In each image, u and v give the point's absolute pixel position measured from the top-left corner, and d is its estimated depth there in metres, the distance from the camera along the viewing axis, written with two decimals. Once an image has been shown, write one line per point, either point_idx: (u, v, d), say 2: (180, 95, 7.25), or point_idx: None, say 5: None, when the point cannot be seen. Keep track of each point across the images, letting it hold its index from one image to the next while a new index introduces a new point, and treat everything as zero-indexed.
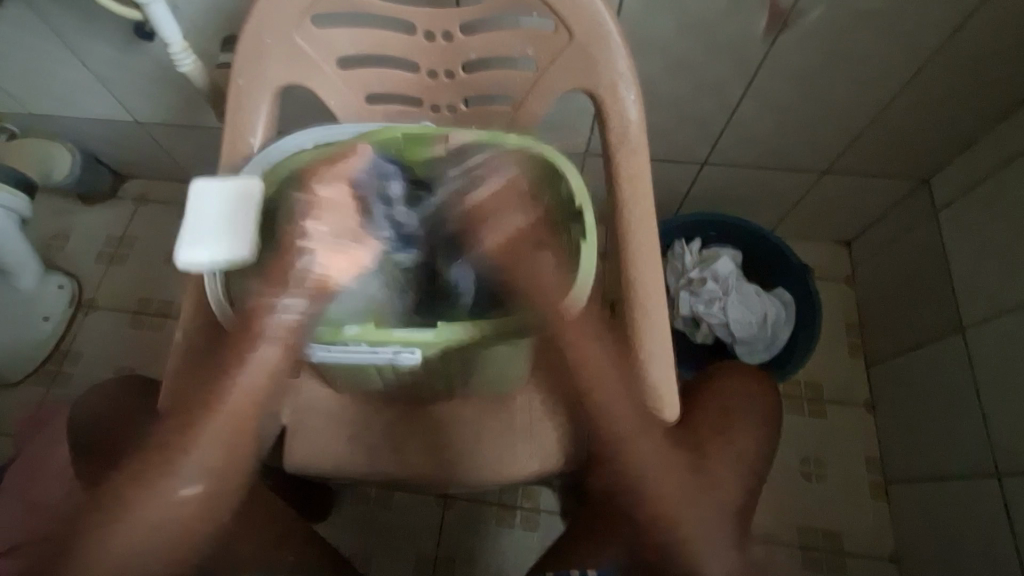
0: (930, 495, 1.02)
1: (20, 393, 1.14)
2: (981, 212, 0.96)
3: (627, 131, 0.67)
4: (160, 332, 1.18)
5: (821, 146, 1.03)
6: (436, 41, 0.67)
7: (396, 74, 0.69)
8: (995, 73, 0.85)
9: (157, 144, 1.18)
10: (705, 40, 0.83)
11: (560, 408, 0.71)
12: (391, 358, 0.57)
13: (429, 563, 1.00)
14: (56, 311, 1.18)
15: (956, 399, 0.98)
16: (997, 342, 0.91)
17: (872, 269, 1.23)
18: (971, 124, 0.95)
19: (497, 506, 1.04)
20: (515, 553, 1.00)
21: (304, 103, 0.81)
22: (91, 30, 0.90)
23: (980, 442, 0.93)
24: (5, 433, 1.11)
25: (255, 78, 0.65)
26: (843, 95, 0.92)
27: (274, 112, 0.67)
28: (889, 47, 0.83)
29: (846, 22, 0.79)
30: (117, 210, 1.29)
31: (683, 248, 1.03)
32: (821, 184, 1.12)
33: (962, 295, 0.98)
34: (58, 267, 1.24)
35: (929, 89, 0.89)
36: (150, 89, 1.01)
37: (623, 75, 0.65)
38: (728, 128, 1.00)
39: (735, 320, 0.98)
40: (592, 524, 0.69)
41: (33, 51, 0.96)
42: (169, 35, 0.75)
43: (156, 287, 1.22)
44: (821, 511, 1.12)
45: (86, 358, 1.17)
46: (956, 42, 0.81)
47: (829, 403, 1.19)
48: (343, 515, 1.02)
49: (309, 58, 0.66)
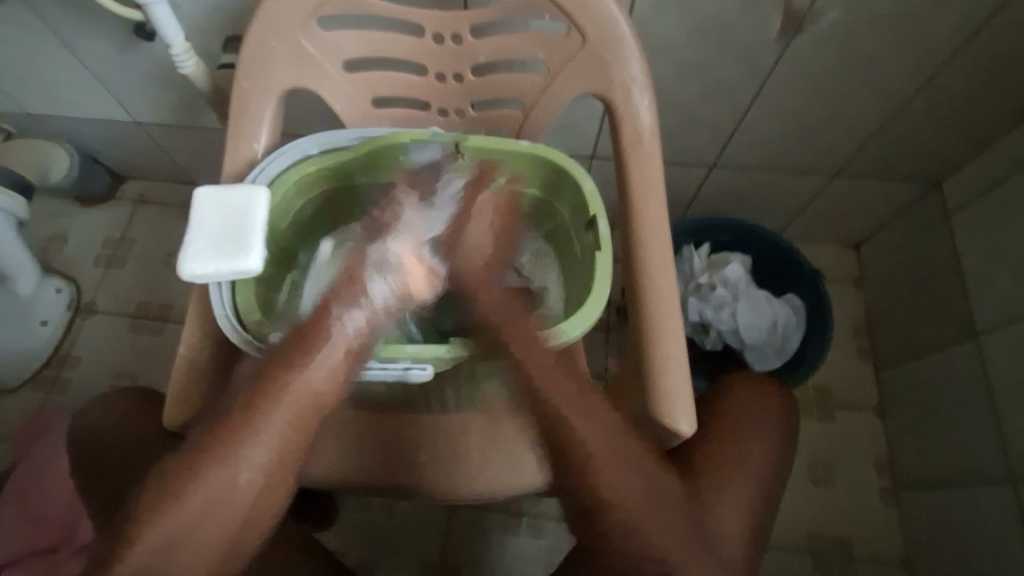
0: (942, 503, 1.01)
1: (19, 398, 1.12)
2: (996, 216, 0.94)
3: (640, 136, 0.65)
4: (161, 337, 1.17)
5: (834, 149, 1.01)
6: (444, 44, 0.65)
7: (403, 78, 0.67)
8: (1013, 76, 0.83)
9: (156, 144, 1.16)
10: (717, 42, 0.81)
11: None
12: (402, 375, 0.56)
13: (436, 570, 0.99)
14: (55, 316, 1.16)
15: (968, 404, 0.97)
16: (1011, 347, 0.90)
17: (881, 272, 1.22)
18: (984, 129, 0.93)
19: (504, 513, 1.02)
20: (521, 561, 0.99)
21: (308, 105, 0.79)
22: (89, 30, 0.88)
23: (992, 449, 0.92)
24: (4, 439, 1.09)
25: (259, 81, 0.63)
26: (855, 98, 0.90)
27: (278, 116, 0.65)
28: (904, 50, 0.81)
29: (861, 25, 0.78)
30: (116, 211, 1.28)
31: (693, 252, 1.02)
32: (832, 187, 1.11)
33: (975, 299, 0.97)
34: (56, 270, 1.22)
35: (945, 91, 0.88)
36: (151, 89, 0.99)
37: (637, 78, 0.64)
38: (738, 131, 0.98)
39: (745, 326, 0.96)
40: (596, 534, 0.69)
41: (29, 50, 0.94)
42: (170, 36, 0.73)
43: (157, 290, 1.21)
44: (831, 517, 1.11)
45: (86, 362, 1.15)
46: (974, 45, 0.80)
47: (837, 407, 1.18)
48: (347, 522, 1.01)
49: (314, 60, 0.64)
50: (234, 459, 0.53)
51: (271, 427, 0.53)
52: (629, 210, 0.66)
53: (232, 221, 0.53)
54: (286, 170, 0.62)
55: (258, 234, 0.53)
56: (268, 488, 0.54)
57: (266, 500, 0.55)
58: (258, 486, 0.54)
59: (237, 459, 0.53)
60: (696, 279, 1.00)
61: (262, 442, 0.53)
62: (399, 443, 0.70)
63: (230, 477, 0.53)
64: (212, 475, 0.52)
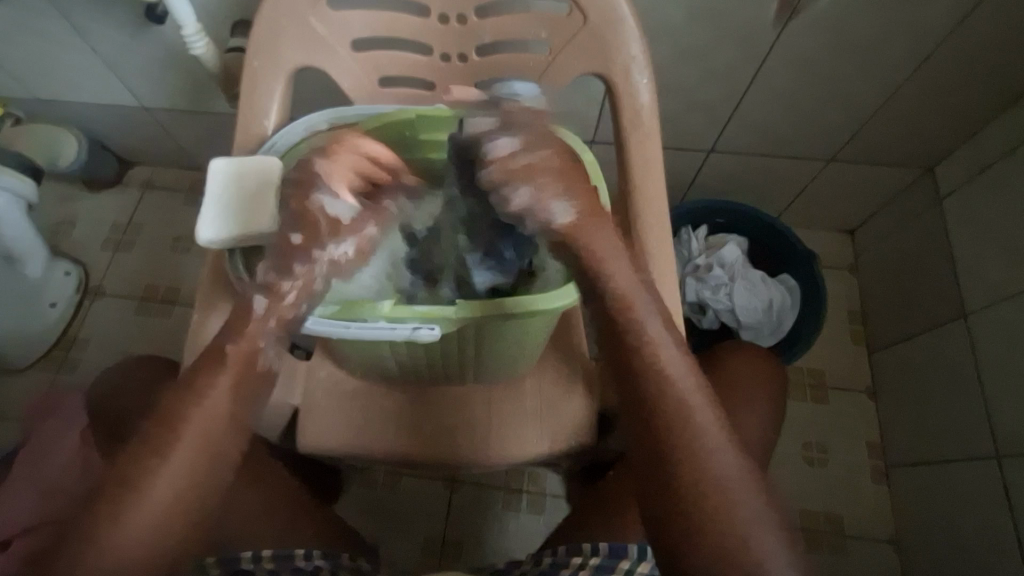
0: (931, 480, 1.03)
1: (29, 378, 1.15)
2: (987, 198, 0.97)
3: (639, 115, 0.67)
4: (169, 320, 1.19)
5: (829, 134, 1.03)
6: (449, 24, 0.67)
7: (410, 56, 0.69)
8: (1003, 61, 0.85)
9: (162, 129, 1.18)
10: (714, 26, 0.83)
11: (569, 388, 0.74)
12: (409, 334, 0.53)
13: (438, 545, 1.01)
14: (63, 297, 1.18)
15: (958, 382, 0.99)
16: (998, 327, 0.93)
17: (874, 257, 1.24)
18: (974, 114, 0.95)
19: (505, 490, 1.05)
20: (521, 536, 1.02)
21: (316, 86, 0.81)
22: (98, 13, 0.89)
23: (981, 426, 0.94)
24: (14, 417, 1.12)
25: (269, 60, 0.65)
26: (849, 83, 0.92)
27: (288, 94, 0.67)
28: (897, 35, 0.83)
29: (854, 10, 0.80)
30: (123, 196, 1.30)
31: (690, 234, 1.04)
32: (827, 172, 1.13)
33: (965, 282, 1.00)
34: (64, 253, 1.24)
35: (938, 76, 0.89)
36: (158, 73, 1.01)
37: (636, 58, 0.66)
38: (735, 116, 1.00)
39: (741, 306, 0.98)
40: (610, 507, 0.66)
41: (38, 34, 0.95)
42: (181, 17, 0.75)
43: (164, 273, 1.23)
44: (825, 495, 1.13)
45: (94, 344, 1.17)
46: (964, 29, 0.81)
47: (831, 389, 1.20)
48: (352, 498, 1.04)
49: (323, 40, 0.66)
50: (138, 486, 0.51)
51: (180, 446, 0.52)
52: (627, 187, 0.68)
53: (245, 190, 0.55)
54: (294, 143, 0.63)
55: (272, 200, 0.55)
56: (174, 514, 0.52)
57: (172, 525, 0.52)
58: (165, 509, 0.51)
59: (141, 483, 0.51)
60: (693, 260, 1.02)
61: (173, 462, 0.52)
62: (406, 412, 0.73)
63: (159, 485, 0.51)
64: (116, 507, 0.50)
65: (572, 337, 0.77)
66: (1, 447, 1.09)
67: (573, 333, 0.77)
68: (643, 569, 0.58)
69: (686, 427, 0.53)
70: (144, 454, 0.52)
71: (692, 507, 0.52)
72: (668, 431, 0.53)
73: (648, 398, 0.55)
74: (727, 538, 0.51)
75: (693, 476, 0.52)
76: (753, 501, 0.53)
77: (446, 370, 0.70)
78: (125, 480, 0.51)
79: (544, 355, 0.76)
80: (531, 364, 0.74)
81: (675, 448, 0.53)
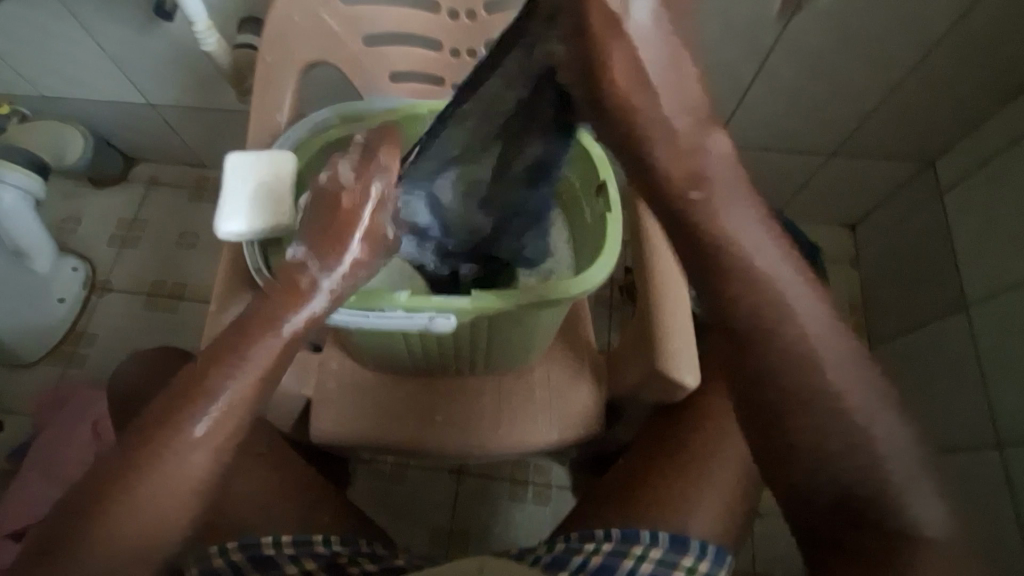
0: None
1: (37, 373, 1.15)
2: (987, 192, 0.98)
3: None
4: (175, 315, 1.20)
5: (831, 129, 1.04)
6: (460, 19, 0.68)
7: (420, 53, 0.70)
8: (1002, 57, 0.87)
9: (168, 126, 1.19)
10: (718, 22, 0.84)
11: (576, 379, 0.75)
12: (426, 325, 0.53)
13: (445, 536, 1.02)
14: (71, 293, 1.19)
15: (958, 372, 1.01)
16: (999, 317, 0.94)
17: (876, 251, 1.25)
18: (974, 109, 0.97)
19: (511, 481, 1.06)
20: (527, 525, 1.03)
21: (325, 82, 0.81)
22: (108, 11, 0.90)
23: (981, 416, 0.96)
24: (23, 412, 1.13)
25: (281, 55, 0.65)
26: (851, 78, 0.94)
27: (299, 90, 0.68)
28: (898, 29, 0.84)
29: (856, 5, 0.81)
30: (129, 192, 1.30)
31: None
32: (829, 166, 1.14)
33: (966, 274, 1.01)
34: (71, 249, 1.24)
35: (939, 71, 0.91)
36: (167, 71, 1.02)
37: None
38: (739, 111, 1.01)
39: None
40: (623, 492, 0.66)
41: (48, 32, 0.96)
42: (193, 14, 0.76)
43: (170, 269, 1.24)
44: None
45: (101, 339, 1.18)
46: (965, 25, 0.83)
47: None
48: (360, 489, 1.05)
49: (334, 35, 0.67)
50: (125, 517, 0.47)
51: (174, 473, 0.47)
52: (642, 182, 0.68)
53: (260, 183, 0.56)
54: (309, 138, 0.65)
55: (288, 195, 0.56)
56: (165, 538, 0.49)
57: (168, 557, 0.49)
58: (147, 526, 0.48)
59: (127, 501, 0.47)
60: None
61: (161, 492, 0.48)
62: (416, 402, 0.74)
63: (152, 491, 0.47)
64: (98, 531, 0.46)
65: (579, 330, 0.78)
66: (10, 440, 1.10)
67: (579, 326, 0.78)
68: (653, 555, 0.59)
69: (795, 357, 0.45)
70: (134, 471, 0.47)
71: (815, 460, 0.45)
72: (770, 369, 0.45)
73: (738, 328, 0.45)
74: (863, 474, 0.44)
75: (816, 414, 0.44)
76: (890, 435, 0.45)
77: (457, 360, 0.71)
78: (113, 494, 0.47)
79: (552, 348, 0.77)
80: (540, 354, 0.75)
81: (785, 382, 0.45)
